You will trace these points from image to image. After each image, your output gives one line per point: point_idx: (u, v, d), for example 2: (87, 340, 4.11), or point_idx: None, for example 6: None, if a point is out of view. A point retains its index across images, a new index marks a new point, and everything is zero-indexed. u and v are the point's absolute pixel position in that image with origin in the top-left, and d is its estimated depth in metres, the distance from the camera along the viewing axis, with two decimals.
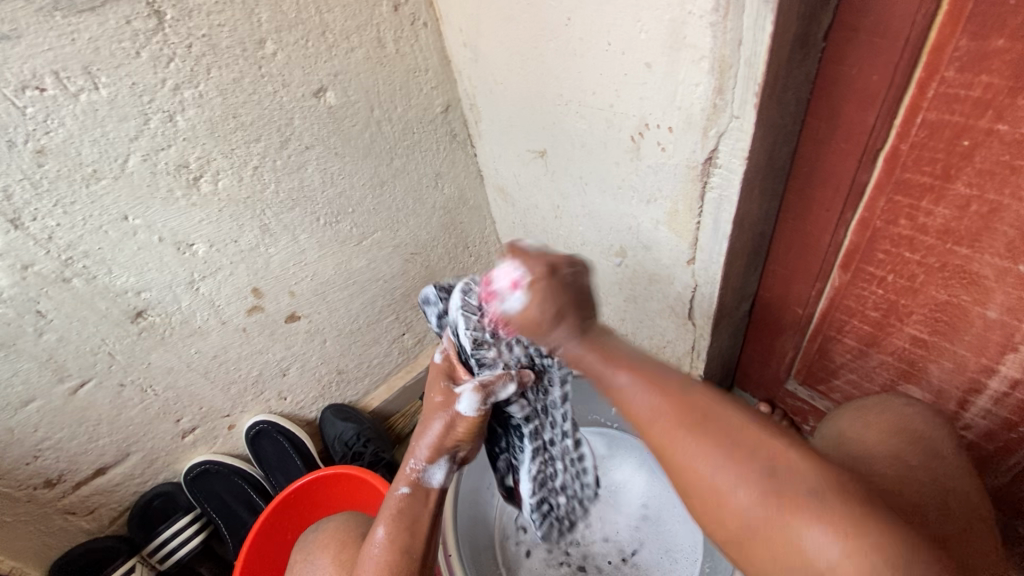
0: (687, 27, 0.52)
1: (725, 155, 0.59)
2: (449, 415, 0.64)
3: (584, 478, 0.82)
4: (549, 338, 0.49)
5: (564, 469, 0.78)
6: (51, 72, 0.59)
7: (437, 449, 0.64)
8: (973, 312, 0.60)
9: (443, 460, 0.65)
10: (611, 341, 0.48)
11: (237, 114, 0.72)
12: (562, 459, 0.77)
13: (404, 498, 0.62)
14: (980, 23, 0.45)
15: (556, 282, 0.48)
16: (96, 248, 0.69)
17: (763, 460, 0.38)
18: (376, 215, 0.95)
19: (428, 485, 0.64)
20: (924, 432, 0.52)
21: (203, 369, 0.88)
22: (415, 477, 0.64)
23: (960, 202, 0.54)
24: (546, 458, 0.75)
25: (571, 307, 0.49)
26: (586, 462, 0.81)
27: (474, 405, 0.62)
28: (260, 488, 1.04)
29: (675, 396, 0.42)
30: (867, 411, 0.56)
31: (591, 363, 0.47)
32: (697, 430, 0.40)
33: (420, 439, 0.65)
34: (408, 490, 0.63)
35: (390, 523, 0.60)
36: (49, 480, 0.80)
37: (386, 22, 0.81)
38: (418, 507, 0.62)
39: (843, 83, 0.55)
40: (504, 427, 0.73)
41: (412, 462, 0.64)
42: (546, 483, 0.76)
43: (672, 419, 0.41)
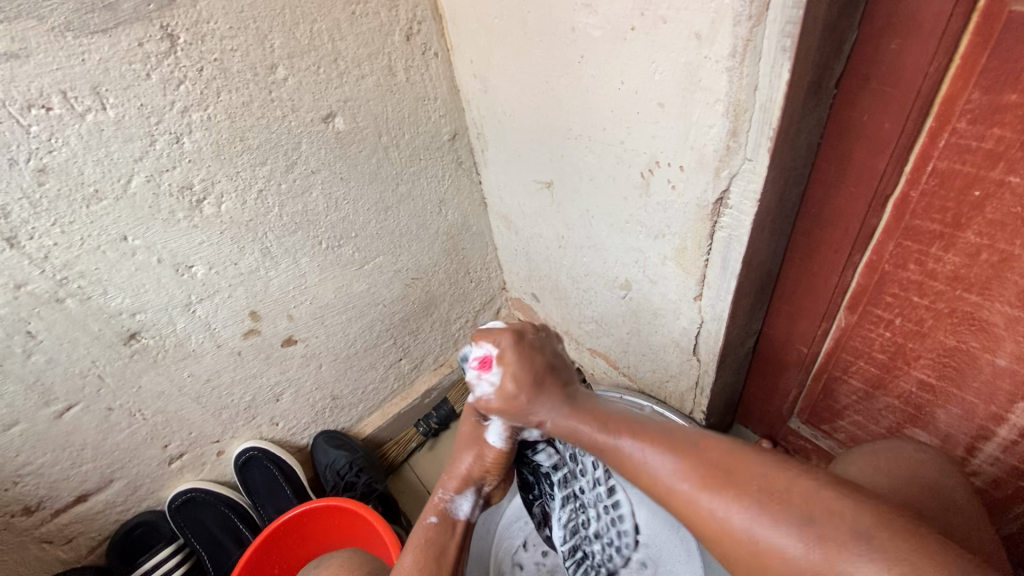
0: (702, 71, 0.52)
1: (736, 197, 0.59)
2: (479, 445, 0.64)
3: (621, 526, 0.75)
4: (533, 417, 0.56)
5: (596, 517, 0.75)
6: (59, 92, 0.58)
7: (466, 480, 0.64)
8: (982, 359, 0.60)
9: (470, 492, 0.64)
10: (597, 408, 0.55)
11: (245, 137, 0.72)
12: (593, 507, 0.75)
13: (430, 528, 0.61)
14: (993, 78, 0.46)
15: (524, 351, 0.57)
16: (92, 269, 0.68)
17: (788, 502, 0.39)
18: (378, 240, 0.94)
19: (453, 517, 0.63)
20: (932, 479, 0.51)
21: (195, 394, 0.86)
22: (443, 506, 0.63)
23: (970, 250, 0.54)
24: (576, 505, 0.74)
25: (551, 381, 0.57)
26: (622, 509, 0.75)
27: (503, 438, 0.62)
28: (247, 517, 1.01)
29: (690, 455, 0.45)
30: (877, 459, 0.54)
31: (587, 434, 0.53)
32: (712, 476, 0.43)
33: (452, 469, 0.65)
34: (436, 520, 0.62)
35: (417, 551, 0.60)
36: (28, 507, 0.77)
37: (398, 50, 0.81)
38: (445, 538, 0.61)
39: (854, 129, 0.56)
40: (532, 475, 0.72)
41: (440, 492, 0.64)
42: (578, 530, 0.75)
43: (691, 478, 0.44)
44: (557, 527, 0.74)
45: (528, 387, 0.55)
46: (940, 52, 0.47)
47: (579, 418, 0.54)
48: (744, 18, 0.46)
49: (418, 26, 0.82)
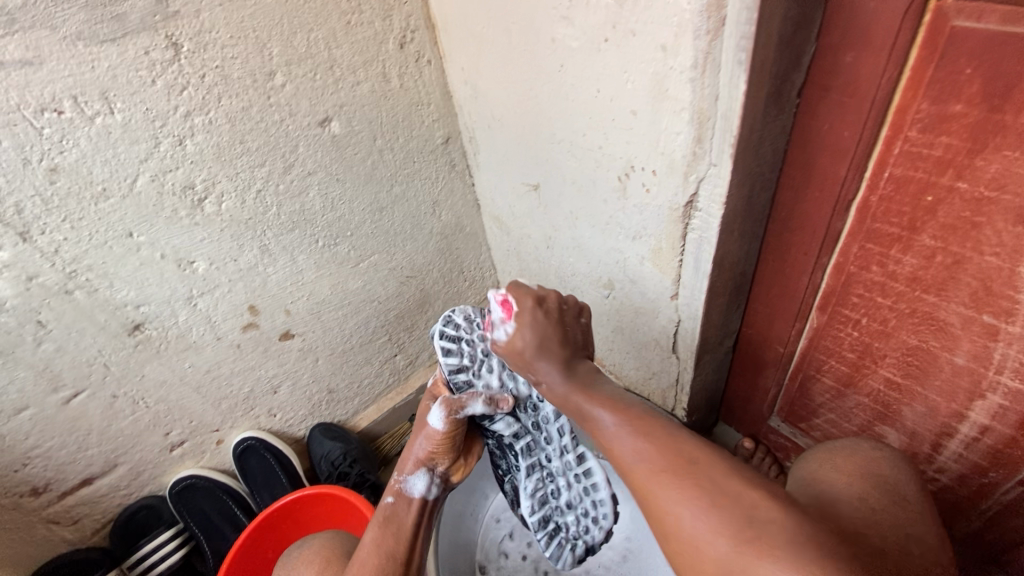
0: (669, 81, 0.55)
1: (705, 200, 0.62)
2: (427, 429, 0.66)
3: (594, 494, 0.72)
4: (536, 371, 0.57)
5: (566, 487, 0.74)
6: (70, 96, 0.62)
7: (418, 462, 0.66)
8: (943, 358, 0.62)
9: (424, 472, 0.66)
10: (596, 383, 0.56)
11: (244, 140, 0.76)
12: (563, 476, 0.74)
13: (388, 507, 0.65)
14: (939, 90, 0.49)
15: (542, 318, 0.58)
16: (99, 263, 0.72)
17: (737, 505, 0.40)
18: (373, 239, 0.98)
19: (409, 495, 0.66)
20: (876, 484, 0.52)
21: (196, 384, 0.90)
22: (398, 486, 0.66)
23: (926, 252, 0.57)
24: (544, 475, 0.74)
25: (558, 344, 0.57)
26: (594, 475, 0.72)
27: (442, 419, 0.64)
28: (245, 505, 1.04)
29: (654, 441, 0.47)
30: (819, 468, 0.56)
31: (577, 404, 0.54)
32: (667, 465, 0.45)
33: (407, 452, 0.68)
34: (392, 500, 0.65)
35: (375, 530, 0.63)
36: (35, 488, 0.81)
37: (391, 58, 0.85)
38: (401, 515, 0.65)
39: (816, 137, 0.59)
40: (498, 446, 0.74)
41: (397, 474, 0.67)
42: (549, 500, 0.74)
43: (656, 467, 0.45)
44: (526, 497, 0.73)
45: (540, 339, 0.57)
46: (890, 64, 0.50)
47: (575, 390, 0.55)
48: (703, 32, 0.49)
49: (411, 35, 0.86)
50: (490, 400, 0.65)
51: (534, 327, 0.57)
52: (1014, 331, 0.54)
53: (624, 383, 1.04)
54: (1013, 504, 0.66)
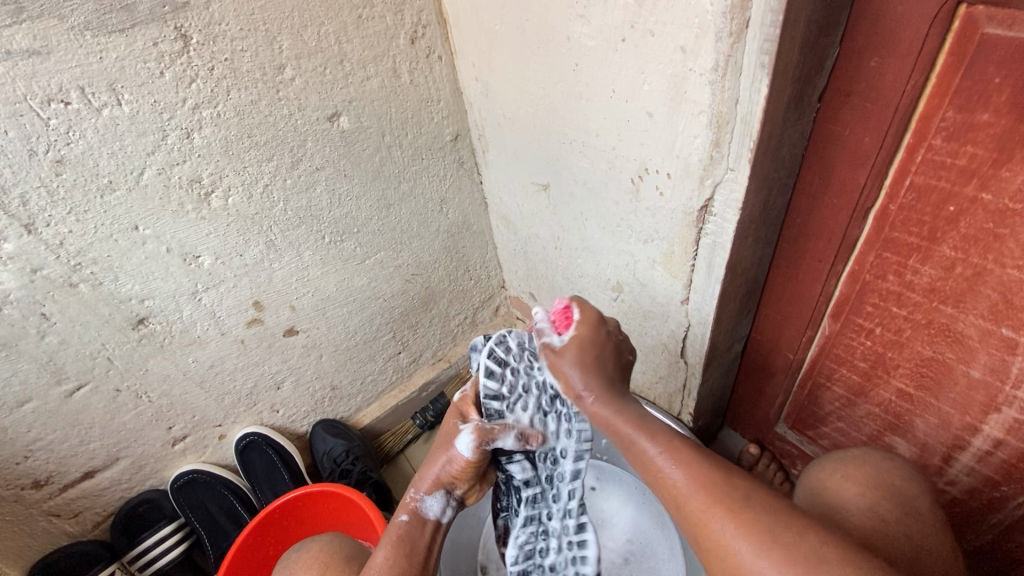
0: (688, 82, 0.54)
1: (720, 205, 0.61)
2: (451, 453, 0.64)
3: (580, 567, 0.70)
4: (577, 388, 0.57)
5: (554, 550, 0.71)
6: (77, 87, 0.61)
7: (437, 483, 0.65)
8: (958, 370, 0.61)
9: (441, 493, 0.65)
10: (634, 408, 0.55)
11: (252, 134, 0.75)
12: (557, 538, 0.71)
13: (402, 527, 0.63)
14: (966, 98, 0.47)
15: (596, 335, 0.58)
16: (104, 256, 0.71)
17: (805, 550, 0.40)
18: (380, 236, 0.97)
19: (425, 516, 0.64)
20: (885, 501, 0.51)
21: (199, 379, 0.89)
22: (414, 505, 0.65)
23: (946, 263, 0.56)
24: (538, 532, 0.71)
25: (608, 363, 0.57)
26: (587, 549, 0.69)
27: (471, 448, 0.63)
28: (246, 500, 1.04)
29: (705, 475, 0.47)
30: (827, 487, 0.54)
31: (620, 428, 0.54)
32: (723, 503, 0.45)
33: (425, 471, 0.66)
34: (407, 519, 0.63)
35: (389, 548, 0.61)
36: (37, 481, 0.80)
37: (402, 53, 0.84)
38: (415, 536, 0.63)
39: (836, 142, 0.58)
40: (505, 483, 0.72)
41: (412, 492, 0.65)
42: (534, 556, 0.72)
43: (705, 497, 0.46)
44: (513, 547, 0.71)
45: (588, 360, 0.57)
46: (916, 70, 0.49)
47: (617, 413, 0.54)
48: (725, 34, 0.48)
49: (423, 30, 0.84)
50: (520, 435, 0.65)
51: (583, 344, 0.57)
52: None
53: (629, 386, 1.03)
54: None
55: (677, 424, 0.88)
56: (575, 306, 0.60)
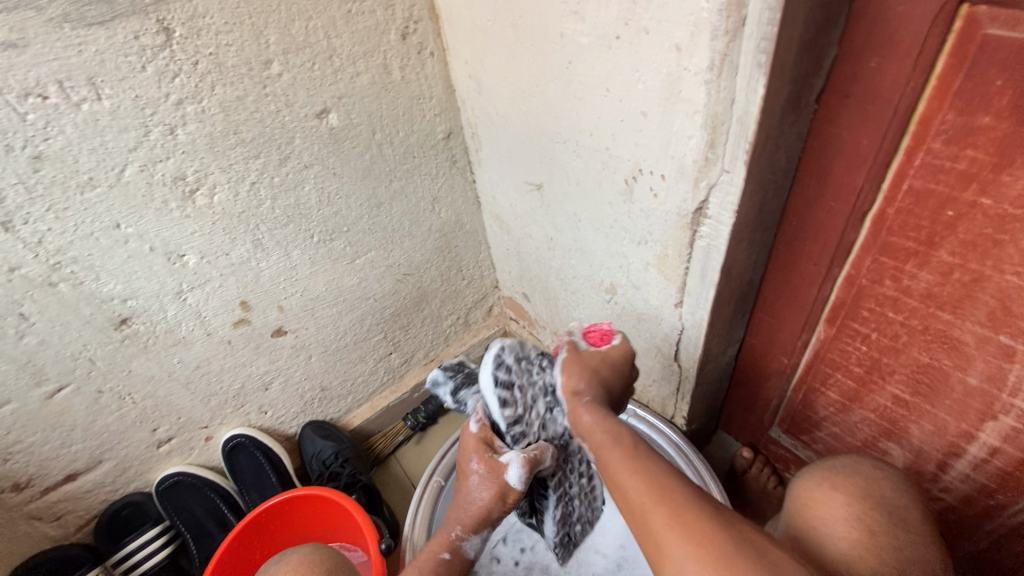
0: (683, 82, 0.53)
1: (715, 208, 0.60)
2: (496, 486, 0.64)
3: (599, 510, 0.83)
4: (577, 395, 0.62)
5: (581, 505, 0.80)
6: (55, 81, 0.59)
7: (480, 521, 0.64)
8: (954, 377, 0.60)
9: (483, 530, 0.65)
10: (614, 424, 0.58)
11: (238, 130, 0.73)
12: (579, 497, 0.80)
13: (441, 564, 0.62)
14: (967, 100, 0.46)
15: (609, 359, 0.68)
16: (85, 254, 0.69)
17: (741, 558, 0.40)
18: (371, 235, 0.96)
19: (465, 555, 0.63)
20: (875, 512, 0.50)
21: (185, 380, 0.87)
22: (455, 544, 0.63)
23: (943, 268, 0.55)
24: (567, 500, 0.78)
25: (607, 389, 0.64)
26: (602, 496, 0.82)
27: (521, 475, 0.64)
28: (233, 502, 1.02)
29: (661, 483, 0.47)
30: (815, 499, 0.53)
31: (597, 438, 0.56)
32: (672, 511, 0.44)
33: (467, 507, 0.65)
34: (449, 557, 0.62)
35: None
36: (17, 484, 0.79)
37: (393, 49, 0.82)
38: (453, 574, 0.62)
39: (833, 144, 0.56)
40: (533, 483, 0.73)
41: (456, 530, 0.64)
42: (568, 521, 0.80)
43: (657, 503, 0.46)
44: (552, 522, 0.77)
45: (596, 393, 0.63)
46: (916, 72, 0.47)
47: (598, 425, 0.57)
48: (721, 32, 0.47)
49: (415, 25, 0.83)
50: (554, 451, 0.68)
51: (606, 359, 0.68)
52: None
53: (623, 389, 1.02)
54: (1020, 527, 0.64)
55: (670, 428, 0.87)
56: (614, 335, 0.71)
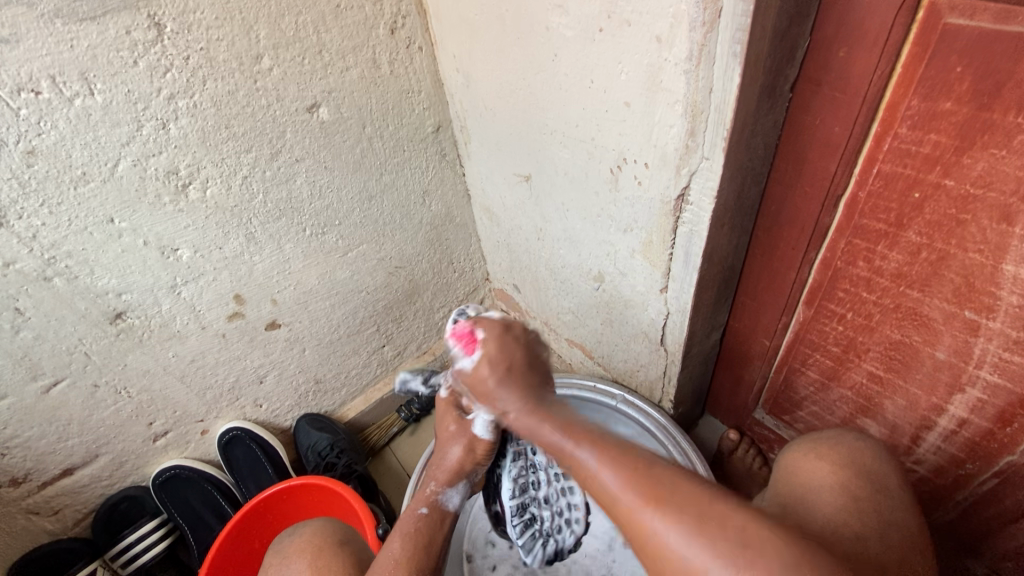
0: (664, 72, 0.55)
1: (696, 193, 0.62)
2: (466, 439, 0.66)
3: (570, 496, 0.76)
4: (500, 404, 0.56)
5: (546, 481, 0.75)
6: (48, 76, 0.60)
7: (456, 472, 0.67)
8: (924, 352, 0.63)
9: (460, 484, 0.67)
10: (559, 410, 0.54)
11: (230, 125, 0.74)
12: (544, 470, 0.75)
13: (421, 519, 0.64)
14: (930, 86, 0.49)
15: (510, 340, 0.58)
16: (79, 249, 0.70)
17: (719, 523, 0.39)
18: (362, 228, 0.97)
19: (445, 508, 0.65)
20: (859, 480, 0.52)
21: (180, 374, 0.88)
22: (433, 498, 0.65)
23: (912, 248, 0.58)
24: (527, 465, 0.74)
25: (524, 376, 0.57)
26: (573, 481, 0.76)
27: (488, 428, 0.64)
28: (230, 495, 1.03)
29: (612, 458, 0.46)
30: (802, 469, 0.55)
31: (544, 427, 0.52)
32: (643, 486, 0.42)
33: (442, 464, 0.67)
34: (426, 511, 0.65)
35: (404, 538, 0.61)
36: (14, 478, 0.79)
37: (382, 43, 0.84)
38: (432, 530, 0.63)
39: (808, 131, 0.59)
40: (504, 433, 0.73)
41: (433, 486, 0.66)
42: (528, 489, 0.74)
43: (637, 493, 0.42)
44: (508, 482, 0.72)
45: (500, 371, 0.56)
46: (882, 60, 0.50)
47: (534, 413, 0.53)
48: (698, 23, 0.49)
49: (403, 20, 0.84)
50: None
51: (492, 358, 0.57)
52: (994, 326, 0.56)
53: (612, 375, 1.04)
54: (988, 494, 0.68)
55: (658, 411, 0.90)
56: (479, 327, 0.59)
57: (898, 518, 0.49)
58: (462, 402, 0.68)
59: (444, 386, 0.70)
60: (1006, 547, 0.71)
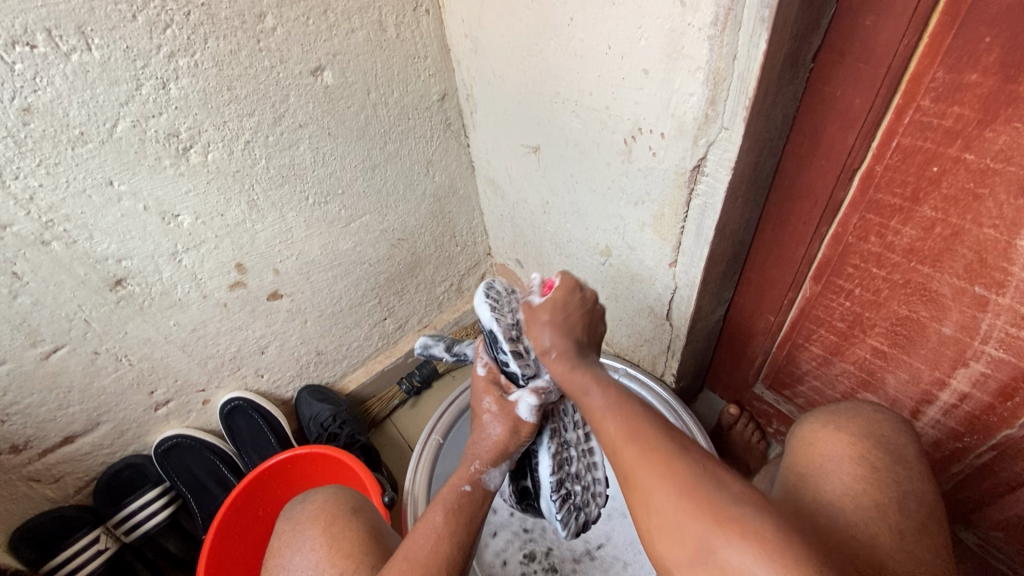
0: (686, 38, 0.54)
1: (712, 165, 0.62)
2: (509, 420, 0.65)
3: (596, 473, 0.76)
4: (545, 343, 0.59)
5: (577, 457, 0.75)
6: (44, 29, 0.57)
7: (500, 452, 0.64)
8: (931, 328, 0.64)
9: (502, 465, 0.64)
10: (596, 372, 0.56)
11: (232, 86, 0.72)
12: (575, 448, 0.75)
13: (465, 496, 0.58)
14: (956, 57, 0.48)
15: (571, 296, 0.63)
16: (78, 212, 0.68)
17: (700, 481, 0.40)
18: (366, 198, 0.95)
19: (486, 487, 0.60)
20: (877, 450, 0.53)
21: (181, 343, 0.87)
22: (477, 476, 0.60)
23: (926, 223, 0.58)
24: (562, 442, 0.73)
25: (574, 331, 0.60)
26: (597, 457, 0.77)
27: (533, 411, 0.65)
28: (233, 464, 1.04)
29: (626, 419, 0.47)
30: (819, 440, 0.56)
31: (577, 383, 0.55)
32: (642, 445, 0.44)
33: (483, 443, 0.64)
34: (469, 488, 0.59)
35: (447, 514, 0.55)
36: (15, 445, 0.78)
37: (388, 5, 0.81)
38: (475, 506, 0.57)
39: (827, 103, 0.58)
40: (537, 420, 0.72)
41: (476, 463, 0.62)
42: (564, 465, 0.72)
43: (636, 445, 0.45)
44: (546, 457, 0.70)
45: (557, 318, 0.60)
46: (910, 29, 0.49)
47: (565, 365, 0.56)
48: None
49: None
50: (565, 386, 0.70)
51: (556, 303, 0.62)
52: (1003, 302, 0.56)
53: (614, 350, 1.05)
54: (983, 466, 0.70)
55: (660, 385, 0.91)
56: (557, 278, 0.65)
57: (913, 487, 0.51)
58: (503, 382, 0.68)
59: (483, 366, 0.70)
60: (996, 517, 0.73)
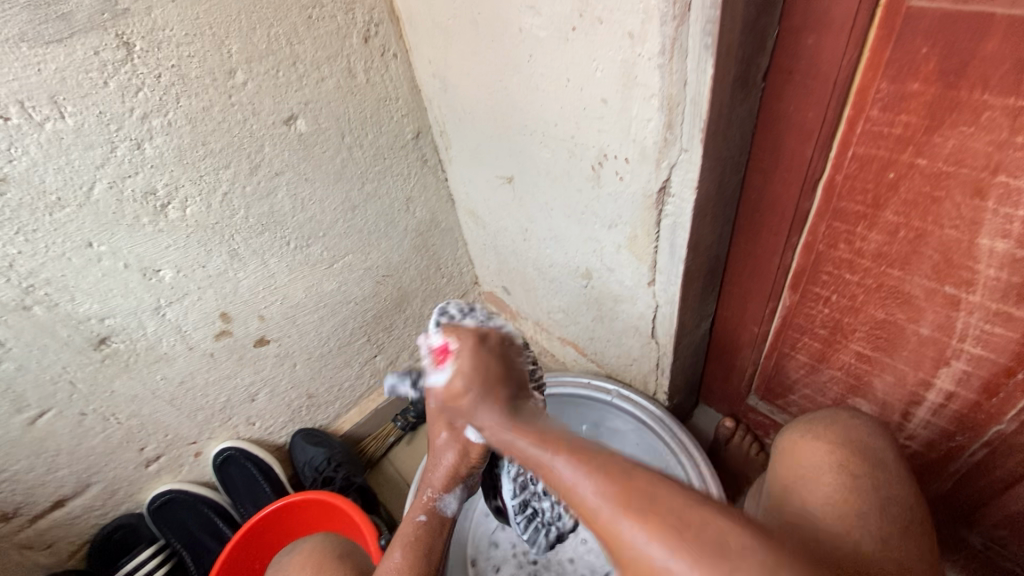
0: (638, 68, 0.56)
1: (678, 185, 0.63)
2: (460, 444, 0.58)
3: None
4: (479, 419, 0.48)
5: None
6: (16, 102, 0.59)
7: (453, 479, 0.60)
8: (909, 329, 0.64)
9: (457, 488, 0.61)
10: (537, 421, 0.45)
11: (206, 141, 0.73)
12: None
13: (420, 526, 0.60)
14: (897, 69, 0.50)
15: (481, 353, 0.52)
16: (58, 275, 0.69)
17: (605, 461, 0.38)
18: (347, 238, 0.96)
19: (443, 514, 0.61)
20: (853, 457, 0.53)
21: (169, 397, 0.87)
22: (432, 504, 0.61)
23: (890, 228, 0.59)
24: None
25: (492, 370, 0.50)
26: None
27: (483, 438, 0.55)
28: (227, 516, 1.02)
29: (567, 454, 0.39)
30: (798, 454, 0.56)
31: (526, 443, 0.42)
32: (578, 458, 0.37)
33: (435, 469, 0.60)
34: (424, 519, 0.61)
35: (406, 549, 0.59)
36: (3, 514, 0.77)
37: (356, 53, 0.83)
38: (433, 538, 0.60)
39: (783, 119, 0.60)
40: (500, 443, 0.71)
41: (428, 491, 0.61)
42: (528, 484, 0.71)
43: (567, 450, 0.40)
44: (507, 480, 0.70)
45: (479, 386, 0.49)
46: (850, 45, 0.51)
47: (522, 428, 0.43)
48: (669, 18, 0.50)
49: (375, 28, 0.84)
50: None
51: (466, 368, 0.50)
52: (974, 299, 0.57)
53: (606, 371, 1.05)
54: (978, 464, 0.69)
55: (654, 404, 0.91)
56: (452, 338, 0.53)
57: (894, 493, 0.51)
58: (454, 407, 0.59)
59: None
60: (998, 515, 0.72)
